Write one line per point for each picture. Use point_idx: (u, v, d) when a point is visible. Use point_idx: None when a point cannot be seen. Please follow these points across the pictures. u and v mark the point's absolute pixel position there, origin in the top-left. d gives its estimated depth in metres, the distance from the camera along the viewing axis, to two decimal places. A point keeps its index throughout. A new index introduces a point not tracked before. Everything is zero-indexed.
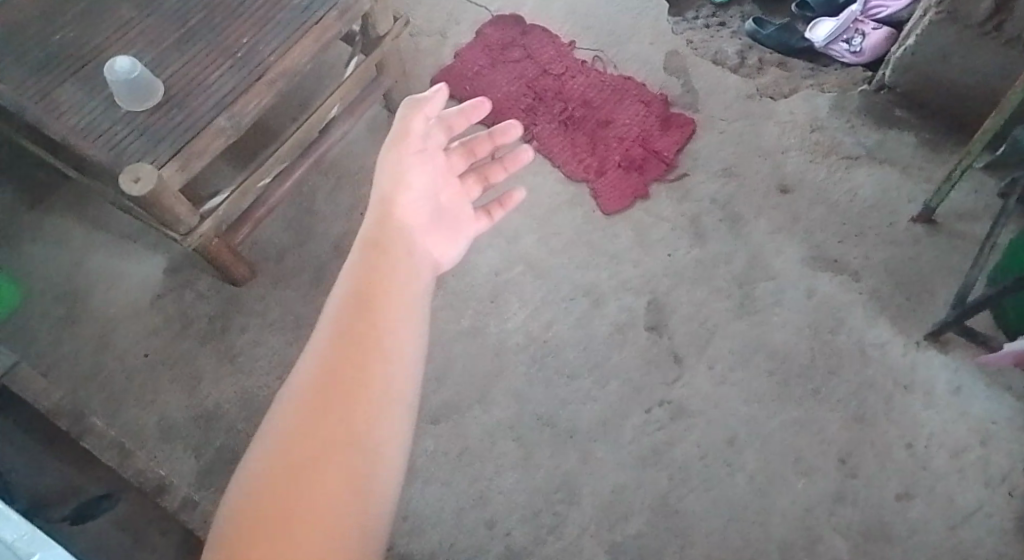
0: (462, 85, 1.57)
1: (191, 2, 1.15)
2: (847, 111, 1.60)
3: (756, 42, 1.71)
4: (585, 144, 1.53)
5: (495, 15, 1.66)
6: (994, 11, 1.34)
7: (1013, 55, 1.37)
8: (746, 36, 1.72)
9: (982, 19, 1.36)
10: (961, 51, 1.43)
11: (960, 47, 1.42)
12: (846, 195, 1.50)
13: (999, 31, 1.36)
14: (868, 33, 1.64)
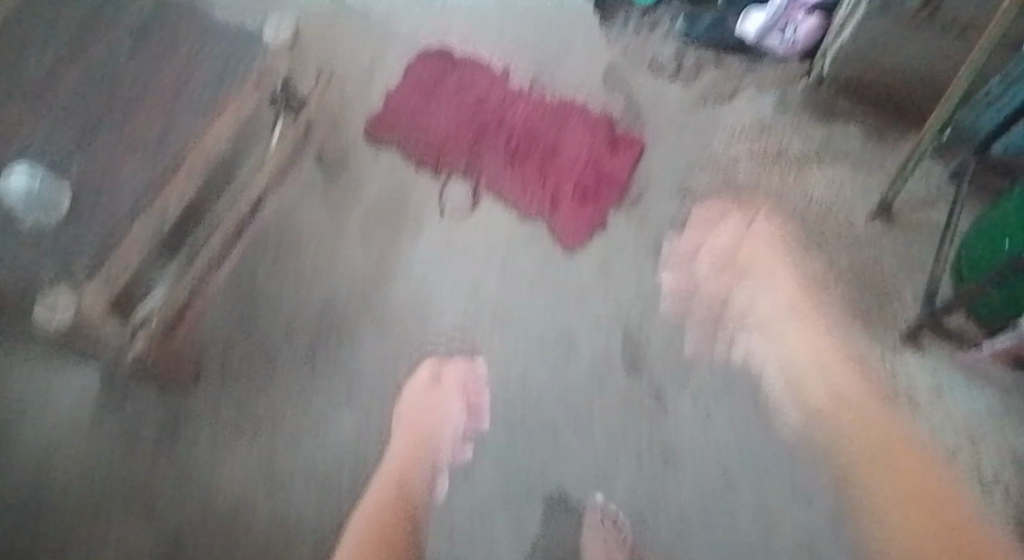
0: (398, 128, 1.48)
1: (88, 92, 1.05)
2: (791, 106, 1.57)
3: (690, 40, 1.64)
4: (535, 176, 1.46)
5: (422, 48, 1.57)
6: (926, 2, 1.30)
7: (951, 42, 1.35)
8: (680, 35, 1.65)
9: (915, 8, 1.32)
10: (898, 42, 1.40)
11: (898, 38, 1.39)
12: (802, 198, 1.47)
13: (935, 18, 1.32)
14: (799, 25, 1.56)
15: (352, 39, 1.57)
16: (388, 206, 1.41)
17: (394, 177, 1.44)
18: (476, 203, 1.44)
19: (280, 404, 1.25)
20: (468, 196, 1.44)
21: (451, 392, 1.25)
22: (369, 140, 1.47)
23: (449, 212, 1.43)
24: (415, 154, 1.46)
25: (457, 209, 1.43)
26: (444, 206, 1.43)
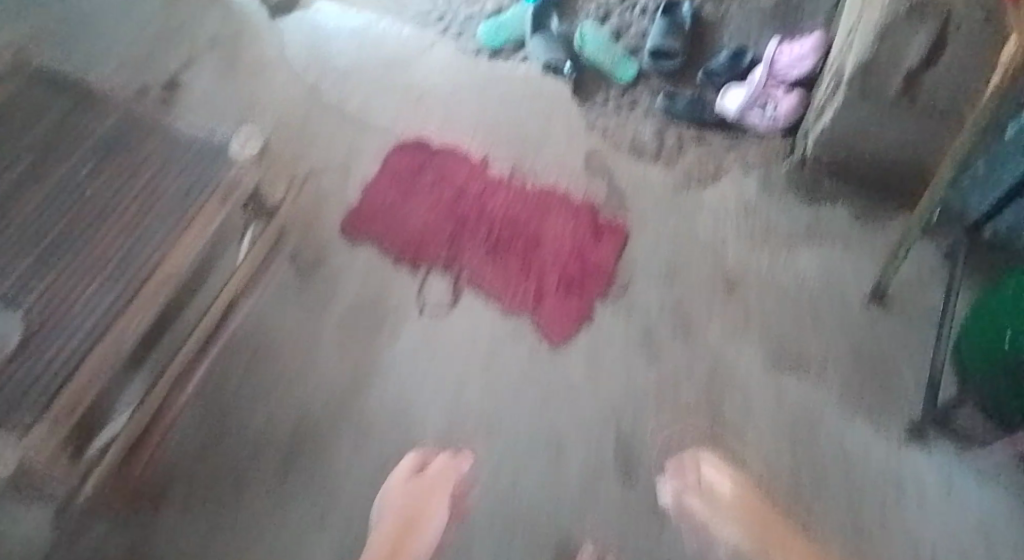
0: (376, 222, 1.44)
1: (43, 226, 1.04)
2: (777, 189, 1.53)
3: (671, 117, 1.66)
4: (518, 268, 1.41)
5: (400, 139, 1.54)
6: (906, 87, 1.28)
7: (934, 124, 1.31)
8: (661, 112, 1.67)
9: (896, 93, 1.29)
10: (881, 123, 1.35)
11: (880, 120, 1.35)
12: (795, 280, 1.41)
13: (914, 102, 1.29)
14: (780, 100, 1.59)
15: (327, 130, 1.54)
16: (365, 301, 1.36)
17: (371, 275, 1.39)
18: (457, 297, 1.38)
19: (251, 526, 1.16)
20: (448, 291, 1.39)
21: (439, 493, 1.19)
22: (345, 236, 1.42)
23: (428, 309, 1.37)
24: (394, 249, 1.41)
25: (436, 308, 1.37)
26: (422, 303, 1.37)
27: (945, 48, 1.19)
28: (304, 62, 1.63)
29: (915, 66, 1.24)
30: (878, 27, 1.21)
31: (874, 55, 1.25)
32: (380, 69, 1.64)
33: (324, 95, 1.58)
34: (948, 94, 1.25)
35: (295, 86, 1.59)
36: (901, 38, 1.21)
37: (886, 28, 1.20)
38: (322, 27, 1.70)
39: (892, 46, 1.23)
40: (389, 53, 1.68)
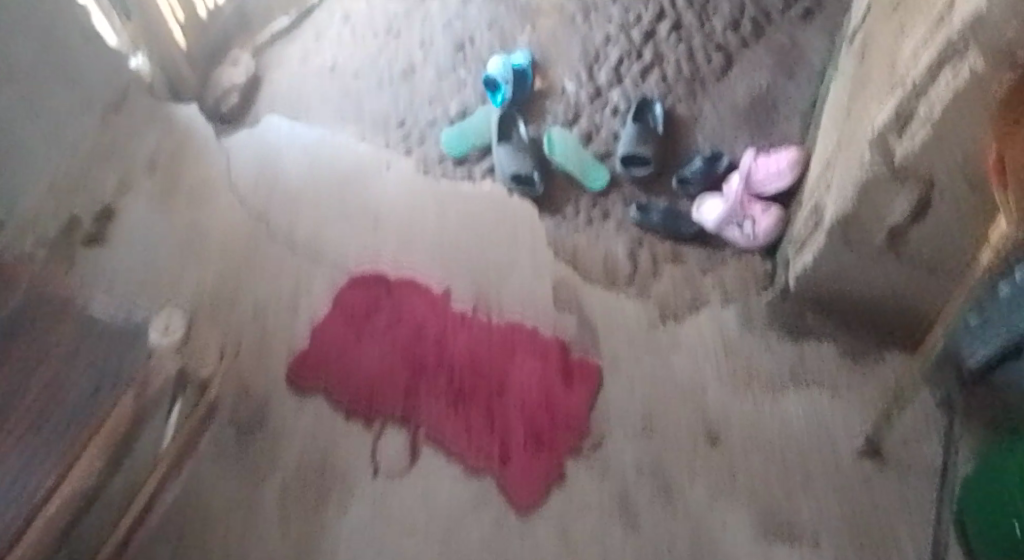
0: (325, 371, 1.33)
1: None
2: (758, 325, 1.44)
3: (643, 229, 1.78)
4: (481, 421, 1.29)
5: (354, 273, 1.44)
6: (891, 241, 1.18)
7: (921, 278, 1.22)
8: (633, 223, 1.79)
9: (881, 245, 1.20)
10: (865, 270, 1.27)
11: (863, 267, 1.26)
12: (781, 432, 1.31)
13: (899, 254, 1.20)
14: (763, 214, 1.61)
15: (272, 263, 1.45)
16: (309, 468, 1.25)
17: (319, 434, 1.28)
18: (415, 458, 1.26)
19: None
20: (405, 449, 1.27)
21: None
22: (291, 387, 1.31)
23: (383, 468, 1.25)
24: (344, 402, 1.30)
25: (393, 467, 1.25)
26: (377, 462, 1.26)
27: (925, 215, 1.10)
28: (251, 182, 1.56)
29: (897, 227, 1.14)
30: (856, 186, 1.12)
31: (854, 211, 1.16)
32: (331, 191, 1.55)
33: (272, 224, 1.50)
34: (930, 253, 1.16)
35: (239, 218, 1.51)
36: (882, 197, 1.12)
37: (865, 189, 1.12)
38: (270, 143, 1.63)
39: (874, 204, 1.14)
40: (343, 170, 1.59)
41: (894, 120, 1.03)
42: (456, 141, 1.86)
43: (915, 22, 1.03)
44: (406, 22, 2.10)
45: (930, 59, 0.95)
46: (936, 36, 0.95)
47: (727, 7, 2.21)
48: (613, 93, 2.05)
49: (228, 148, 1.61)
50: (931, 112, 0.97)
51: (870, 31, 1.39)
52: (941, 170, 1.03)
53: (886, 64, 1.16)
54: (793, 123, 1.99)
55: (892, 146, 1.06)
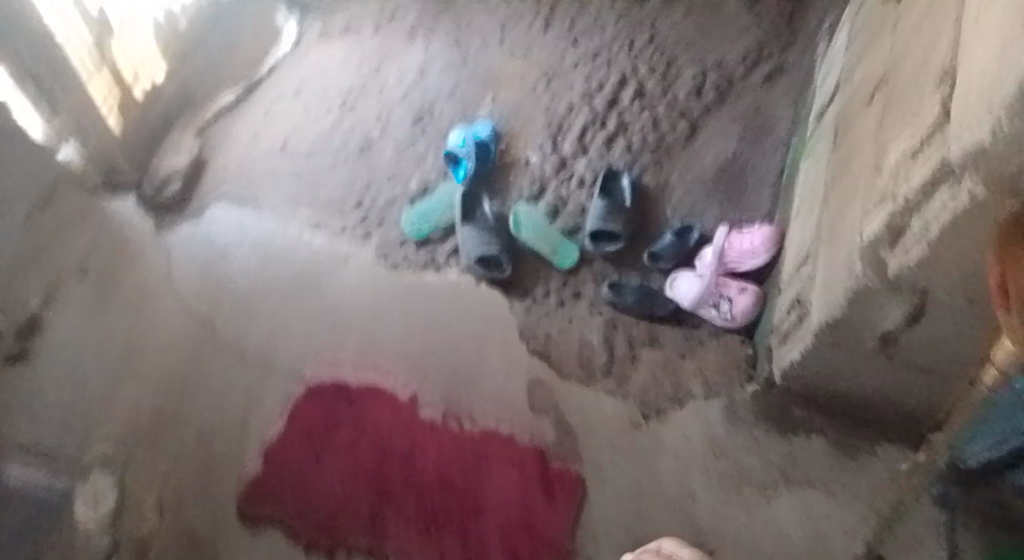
0: (283, 497, 1.30)
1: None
2: (744, 421, 1.38)
3: (619, 310, 1.70)
4: (455, 546, 1.25)
5: (311, 385, 1.42)
6: (884, 341, 1.11)
7: (917, 378, 1.15)
8: (607, 303, 1.71)
9: (871, 346, 1.13)
10: (852, 370, 1.22)
11: (853, 364, 1.20)
12: (773, 539, 1.26)
13: (892, 355, 1.13)
14: (735, 297, 1.62)
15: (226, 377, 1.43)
16: None
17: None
18: None
19: None
20: None
21: None
22: (245, 519, 1.28)
23: None
24: (304, 531, 1.27)
25: None
26: None
27: (925, 317, 1.03)
28: (195, 286, 1.53)
29: (890, 333, 1.08)
30: (846, 295, 1.07)
31: (845, 315, 1.10)
32: (287, 287, 1.52)
33: (218, 331, 1.47)
34: (930, 355, 1.08)
35: (181, 324, 1.48)
36: (874, 304, 1.06)
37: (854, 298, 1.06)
38: (212, 237, 1.60)
39: (867, 310, 1.07)
40: (294, 258, 1.56)
41: (886, 233, 0.98)
42: (417, 224, 1.77)
43: (906, 133, 0.99)
44: (362, 97, 2.03)
45: (924, 177, 0.90)
46: (932, 154, 0.90)
47: (689, 73, 2.19)
48: (579, 164, 1.99)
49: (169, 242, 1.59)
50: (926, 229, 0.92)
51: (847, 120, 1.35)
52: (935, 285, 0.97)
53: (872, 164, 1.11)
54: (763, 195, 1.95)
55: (885, 257, 1.00)
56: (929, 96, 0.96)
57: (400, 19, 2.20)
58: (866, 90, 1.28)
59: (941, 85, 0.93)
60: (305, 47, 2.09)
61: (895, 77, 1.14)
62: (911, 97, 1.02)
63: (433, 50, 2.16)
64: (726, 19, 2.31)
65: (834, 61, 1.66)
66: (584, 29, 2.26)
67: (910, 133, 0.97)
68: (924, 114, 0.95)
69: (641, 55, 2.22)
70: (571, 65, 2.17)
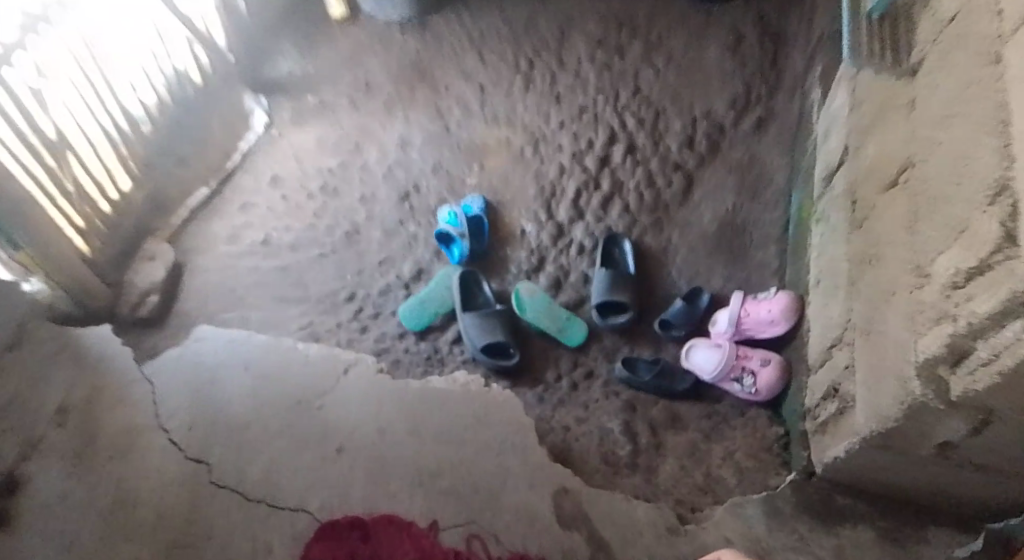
0: None
1: None
2: (785, 516, 1.36)
3: (632, 386, 1.61)
4: None
5: (321, 519, 1.38)
6: (943, 448, 1.07)
7: (976, 477, 1.10)
8: (620, 380, 1.62)
9: (928, 452, 1.09)
10: (903, 468, 1.17)
11: (904, 465, 1.16)
12: None
13: (951, 459, 1.08)
14: (758, 370, 1.54)
15: (237, 519, 1.38)
16: None
17: None
18: None
19: None
20: None
21: None
22: None
23: None
24: None
25: None
26: None
27: (988, 433, 0.99)
28: (186, 419, 1.48)
29: (950, 443, 1.05)
30: (904, 407, 1.05)
31: (898, 426, 1.08)
32: (283, 415, 1.49)
33: (214, 464, 1.43)
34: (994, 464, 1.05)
35: (175, 459, 1.43)
36: (932, 418, 1.03)
37: (910, 415, 1.04)
38: (199, 363, 1.55)
39: (922, 424, 1.05)
40: (291, 376, 1.55)
41: (948, 354, 0.97)
42: (416, 316, 1.67)
43: (954, 247, 1.00)
44: (344, 181, 1.94)
45: (991, 307, 0.91)
46: (998, 282, 0.91)
47: (678, 123, 2.12)
48: (576, 230, 1.90)
49: (154, 373, 1.53)
50: (996, 357, 0.91)
51: (865, 199, 1.33)
52: (1003, 408, 0.95)
53: (910, 265, 1.11)
54: (769, 250, 1.87)
55: (944, 376, 0.99)
56: (978, 213, 0.97)
57: (375, 92, 2.14)
58: (881, 176, 1.28)
59: (995, 208, 0.94)
60: (278, 130, 2.00)
61: (920, 173, 1.15)
62: (949, 207, 1.04)
63: (412, 124, 2.09)
64: (707, 66, 2.26)
65: (834, 120, 1.65)
66: (566, 86, 2.20)
67: (959, 250, 0.99)
68: (975, 233, 0.97)
69: (627, 108, 2.15)
70: (557, 124, 2.11)
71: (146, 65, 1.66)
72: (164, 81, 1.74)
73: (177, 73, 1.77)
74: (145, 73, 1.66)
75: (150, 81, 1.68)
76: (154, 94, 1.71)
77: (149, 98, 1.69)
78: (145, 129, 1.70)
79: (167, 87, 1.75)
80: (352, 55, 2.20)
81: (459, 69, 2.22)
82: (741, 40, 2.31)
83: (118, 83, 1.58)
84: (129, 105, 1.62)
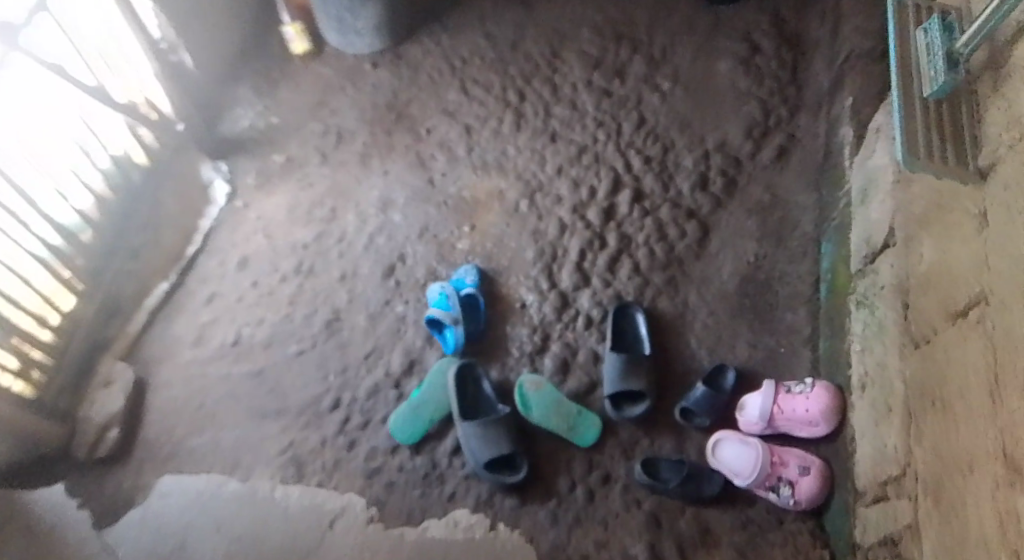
0: None
1: None
2: None
3: (656, 492, 1.44)
4: None
5: None
6: None
7: None
8: (641, 484, 1.45)
9: None
10: None
11: None
12: None
13: None
14: (796, 480, 1.37)
15: None
16: None
17: None
18: None
19: None
20: None
21: None
22: None
23: None
24: None
25: None
26: None
27: None
28: None
29: None
30: None
31: None
32: None
33: None
34: None
35: None
36: None
37: None
38: (165, 519, 1.39)
39: None
40: (269, 537, 1.38)
41: None
42: (408, 424, 1.50)
43: None
44: (320, 256, 1.73)
45: None
46: None
47: (689, 159, 1.90)
48: (582, 299, 1.71)
49: (115, 542, 1.37)
50: None
51: (928, 314, 1.12)
52: None
53: (995, 429, 0.92)
54: (799, 312, 1.66)
55: None
56: None
57: (348, 142, 1.91)
58: (951, 300, 1.07)
59: None
60: (243, 201, 1.78)
61: (1009, 323, 0.94)
62: None
63: (392, 178, 1.86)
64: (718, 87, 2.01)
65: (870, 180, 1.42)
66: (561, 120, 1.97)
67: None
68: None
69: (631, 144, 1.92)
70: (555, 170, 1.89)
71: (74, 162, 1.50)
72: (101, 177, 1.59)
73: (114, 163, 1.63)
74: (73, 171, 1.51)
75: (79, 180, 1.52)
76: (91, 195, 1.57)
77: (84, 202, 1.55)
78: (85, 237, 1.56)
79: (105, 183, 1.60)
80: (320, 99, 1.98)
81: (441, 106, 1.99)
82: (756, 51, 2.05)
83: (44, 197, 1.43)
84: (58, 213, 1.48)
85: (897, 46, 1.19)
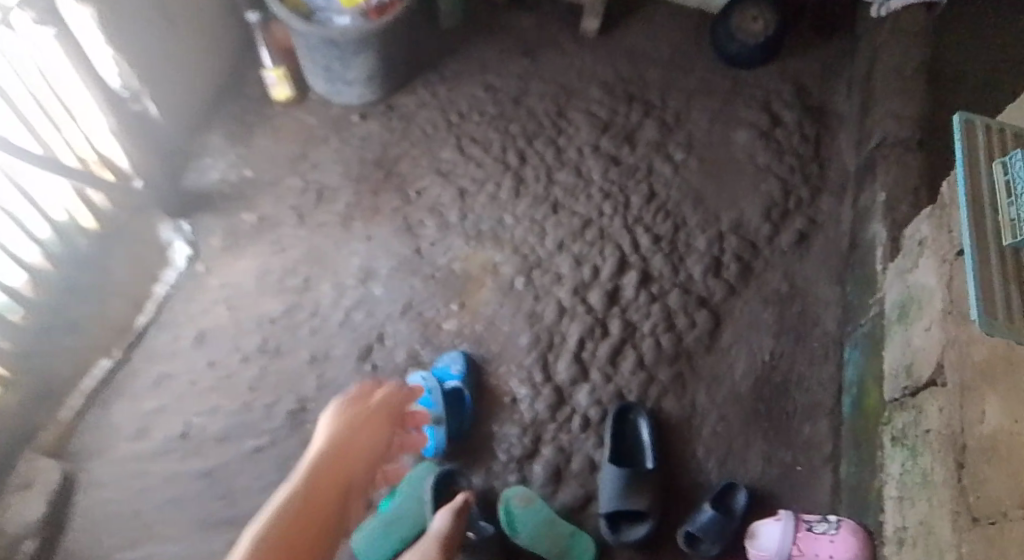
0: None
1: None
2: None
3: None
4: None
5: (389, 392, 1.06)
6: None
7: None
8: None
9: None
10: None
11: None
12: None
13: None
14: None
15: None
16: None
17: None
18: None
19: None
20: None
21: None
22: None
23: None
24: None
25: None
26: None
27: None
28: None
29: None
30: None
31: None
32: None
33: None
34: None
35: None
36: None
37: None
38: None
39: None
40: None
41: None
42: (377, 545, 1.33)
43: None
44: (289, 333, 1.55)
45: None
46: None
47: (701, 240, 1.72)
48: (580, 396, 1.53)
49: None
50: None
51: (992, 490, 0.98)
52: None
53: None
54: (821, 426, 1.50)
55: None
56: None
57: (329, 202, 1.73)
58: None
59: None
60: (204, 265, 1.61)
61: None
62: None
63: (375, 246, 1.68)
64: (736, 160, 1.84)
65: (912, 299, 1.30)
66: (564, 188, 1.80)
67: None
68: None
69: (640, 221, 1.75)
70: (555, 245, 1.71)
71: (9, 236, 1.35)
72: (40, 249, 1.44)
73: (56, 232, 1.48)
74: (8, 247, 1.35)
75: (14, 256, 1.37)
76: (26, 270, 1.42)
77: (17, 278, 1.40)
78: (14, 318, 1.41)
79: (45, 255, 1.46)
80: (299, 151, 1.80)
81: (434, 165, 1.81)
82: (777, 122, 1.89)
83: None
84: None
85: (967, 176, 1.04)
